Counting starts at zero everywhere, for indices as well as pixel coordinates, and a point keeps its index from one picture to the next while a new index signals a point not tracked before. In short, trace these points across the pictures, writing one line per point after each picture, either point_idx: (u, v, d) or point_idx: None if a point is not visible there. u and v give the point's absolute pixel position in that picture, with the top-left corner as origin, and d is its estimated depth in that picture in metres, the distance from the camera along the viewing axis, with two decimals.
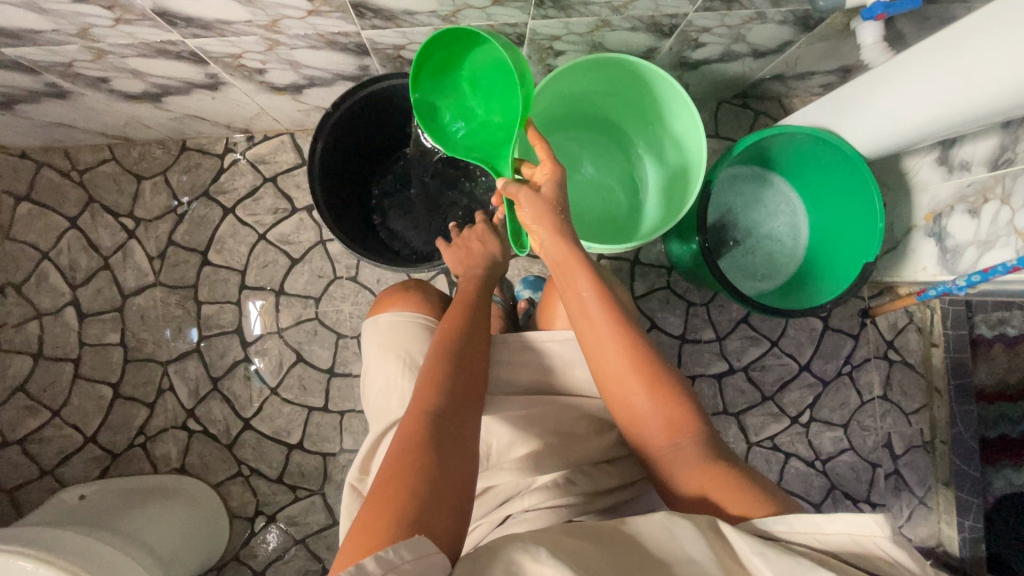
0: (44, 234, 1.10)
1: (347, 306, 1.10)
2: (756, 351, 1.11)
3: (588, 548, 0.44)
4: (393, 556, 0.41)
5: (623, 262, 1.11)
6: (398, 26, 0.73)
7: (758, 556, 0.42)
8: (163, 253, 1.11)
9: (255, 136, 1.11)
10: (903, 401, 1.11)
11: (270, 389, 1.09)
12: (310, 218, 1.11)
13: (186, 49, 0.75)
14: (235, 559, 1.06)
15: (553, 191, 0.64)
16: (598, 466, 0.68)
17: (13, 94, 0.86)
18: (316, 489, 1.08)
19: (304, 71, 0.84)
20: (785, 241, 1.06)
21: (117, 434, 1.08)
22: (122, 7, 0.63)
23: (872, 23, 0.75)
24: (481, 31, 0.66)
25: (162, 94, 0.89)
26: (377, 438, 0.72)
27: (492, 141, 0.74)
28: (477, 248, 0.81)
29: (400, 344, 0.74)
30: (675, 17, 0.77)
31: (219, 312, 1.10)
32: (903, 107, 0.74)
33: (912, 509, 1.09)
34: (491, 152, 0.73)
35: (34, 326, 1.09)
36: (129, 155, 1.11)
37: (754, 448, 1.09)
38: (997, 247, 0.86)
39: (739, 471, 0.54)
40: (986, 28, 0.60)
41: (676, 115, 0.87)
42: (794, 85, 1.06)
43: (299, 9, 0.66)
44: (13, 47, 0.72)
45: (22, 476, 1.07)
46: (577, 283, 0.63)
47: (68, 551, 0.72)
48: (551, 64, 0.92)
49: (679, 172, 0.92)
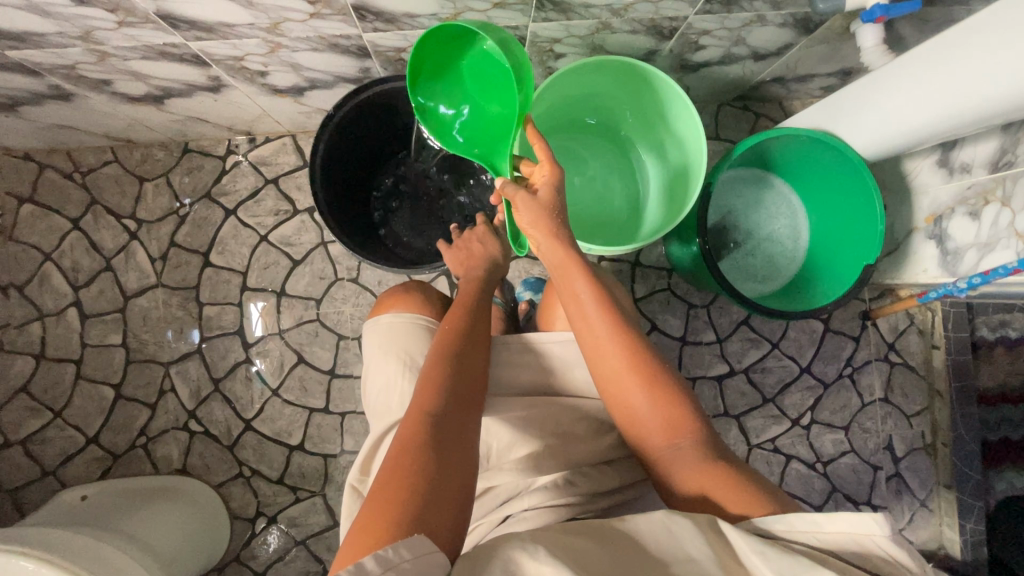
0: (47, 235, 1.10)
1: (348, 308, 1.10)
2: (757, 353, 1.11)
3: (588, 546, 0.44)
4: (392, 555, 0.41)
5: (623, 264, 1.12)
6: (398, 29, 0.74)
7: (757, 554, 0.43)
8: (165, 254, 1.11)
9: (256, 138, 1.12)
10: (904, 403, 1.11)
11: (271, 390, 1.09)
12: (311, 219, 1.12)
13: (189, 51, 0.75)
14: (236, 560, 1.06)
15: (552, 192, 0.64)
16: (598, 468, 0.68)
17: (16, 96, 0.87)
18: (316, 490, 1.08)
19: (306, 73, 0.85)
20: (785, 243, 1.06)
21: (119, 434, 1.09)
22: (125, 10, 0.64)
23: (871, 26, 0.75)
24: (474, 26, 0.66)
25: (165, 96, 0.90)
26: (377, 439, 0.72)
27: (492, 136, 0.74)
28: (477, 249, 0.81)
29: (400, 344, 0.75)
30: (675, 20, 0.77)
31: (220, 313, 1.11)
32: (903, 109, 0.74)
33: (914, 512, 1.09)
34: (491, 148, 0.73)
35: (37, 327, 1.10)
36: (131, 157, 1.12)
37: (754, 450, 1.09)
38: (997, 249, 0.87)
39: (739, 471, 0.54)
40: (983, 33, 0.60)
41: (677, 116, 0.87)
42: (794, 87, 1.06)
43: (301, 12, 0.66)
44: (17, 50, 0.72)
45: (24, 477, 1.07)
46: (576, 285, 0.63)
47: (70, 550, 0.72)
48: (551, 67, 0.92)
49: (681, 171, 0.92)
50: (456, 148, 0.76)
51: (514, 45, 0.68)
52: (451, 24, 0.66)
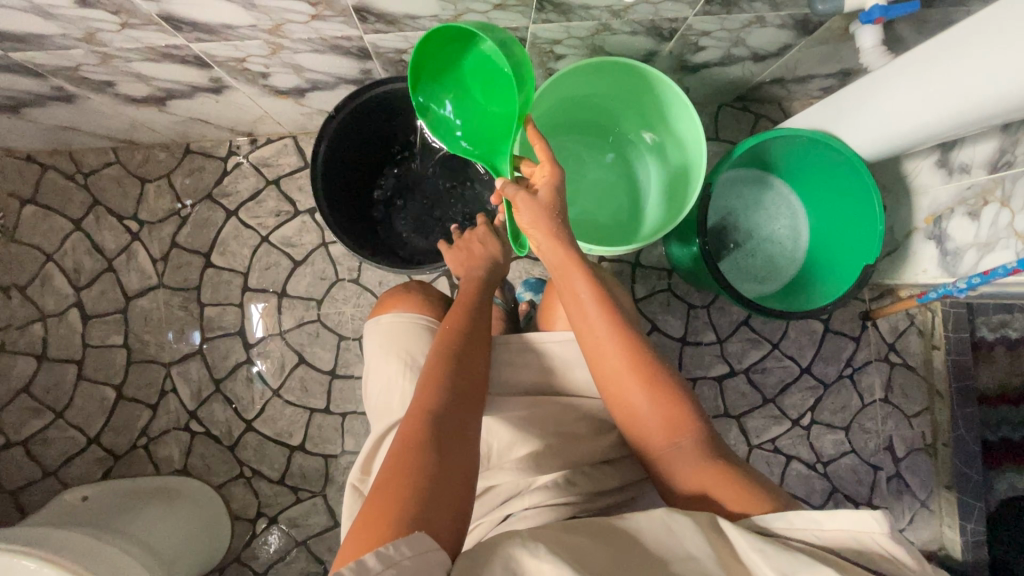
0: (49, 236, 1.11)
1: (349, 308, 1.11)
2: (757, 354, 1.11)
3: (588, 544, 0.44)
4: (393, 552, 0.41)
5: (623, 264, 1.12)
6: (399, 30, 0.74)
7: (757, 552, 0.43)
8: (167, 255, 1.12)
9: (257, 139, 1.12)
10: (904, 404, 1.11)
11: (272, 391, 1.10)
12: (312, 220, 1.12)
13: (191, 53, 0.75)
14: (237, 560, 1.06)
15: (553, 192, 0.64)
16: (598, 467, 0.68)
17: (19, 98, 0.87)
18: (317, 491, 1.08)
19: (307, 74, 0.85)
20: (785, 243, 1.06)
21: (120, 435, 1.09)
22: (127, 11, 0.64)
23: (871, 27, 0.75)
24: (473, 27, 0.66)
25: (167, 97, 0.90)
26: (377, 439, 0.72)
27: (492, 136, 0.75)
28: (477, 249, 0.82)
29: (401, 344, 0.75)
30: (675, 21, 0.78)
31: (222, 314, 1.11)
32: (902, 110, 0.74)
33: (914, 512, 1.09)
34: (492, 148, 0.74)
35: (39, 328, 1.10)
36: (133, 158, 1.12)
37: (755, 450, 1.09)
38: (997, 249, 0.87)
39: (739, 470, 0.54)
40: (981, 33, 0.61)
41: (677, 117, 0.87)
42: (794, 88, 1.06)
43: (302, 14, 0.67)
44: (20, 51, 0.73)
45: (25, 477, 1.07)
46: (576, 285, 0.63)
47: (71, 550, 0.72)
48: (552, 68, 0.93)
49: (681, 172, 0.92)
50: (458, 150, 0.76)
51: (514, 45, 0.68)
52: (452, 26, 0.67)
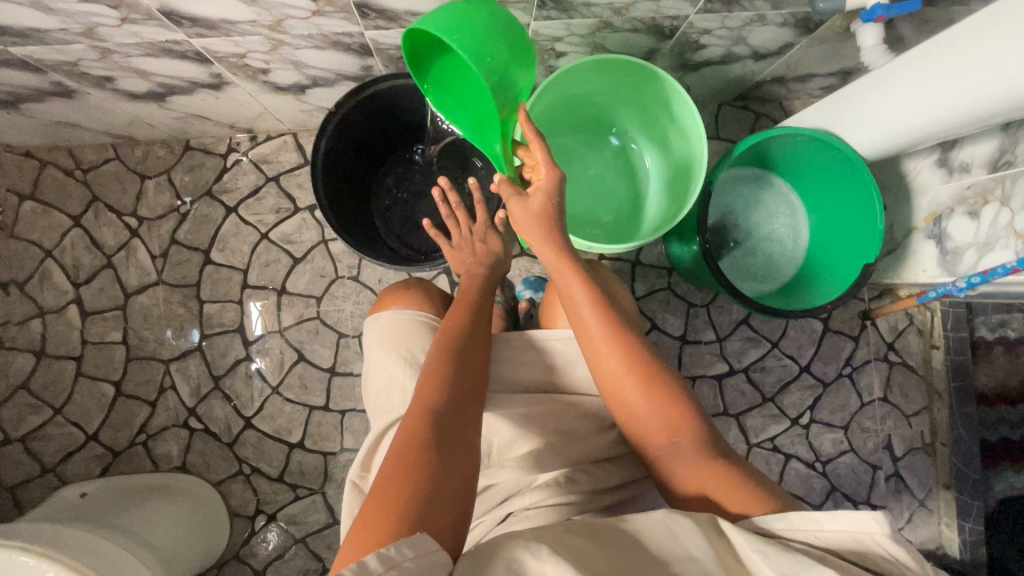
0: (48, 232, 1.11)
1: (348, 306, 1.11)
2: (757, 352, 1.11)
3: (588, 545, 0.45)
4: (394, 554, 0.41)
5: (623, 262, 1.12)
6: (400, 27, 0.74)
7: (757, 553, 0.43)
8: (166, 252, 1.11)
9: (257, 136, 1.12)
10: (903, 403, 1.11)
11: (271, 388, 1.10)
12: (312, 217, 1.12)
13: (192, 49, 0.75)
14: (236, 558, 1.06)
15: (551, 191, 0.62)
16: (599, 464, 0.69)
17: (18, 93, 0.87)
18: (316, 488, 1.08)
19: (307, 71, 0.85)
20: (785, 242, 1.06)
21: (118, 432, 1.08)
22: (128, 7, 0.64)
23: (872, 25, 0.74)
24: (439, 31, 0.63)
25: (167, 94, 0.90)
26: (377, 436, 0.72)
27: (482, 115, 0.74)
28: (479, 248, 0.81)
29: (401, 342, 0.75)
30: (676, 19, 0.78)
31: (221, 311, 1.11)
32: (904, 109, 0.74)
33: (912, 511, 1.09)
34: (486, 128, 0.73)
35: (37, 324, 1.10)
36: (133, 155, 1.12)
37: (754, 449, 1.09)
38: (996, 249, 0.87)
39: (738, 469, 0.54)
40: (982, 31, 0.61)
41: (678, 113, 0.87)
42: (795, 87, 1.06)
43: (303, 10, 0.67)
44: (19, 46, 0.73)
45: (23, 473, 1.07)
46: (571, 287, 0.63)
47: (68, 546, 0.72)
48: (553, 65, 0.92)
49: (683, 166, 0.92)
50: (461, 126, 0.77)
51: (498, 30, 0.64)
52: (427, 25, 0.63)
